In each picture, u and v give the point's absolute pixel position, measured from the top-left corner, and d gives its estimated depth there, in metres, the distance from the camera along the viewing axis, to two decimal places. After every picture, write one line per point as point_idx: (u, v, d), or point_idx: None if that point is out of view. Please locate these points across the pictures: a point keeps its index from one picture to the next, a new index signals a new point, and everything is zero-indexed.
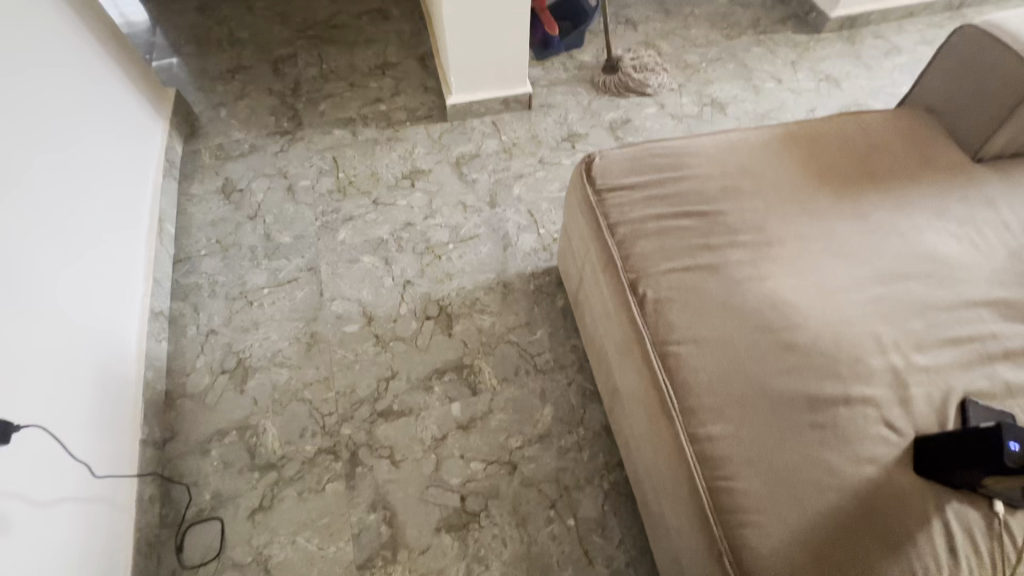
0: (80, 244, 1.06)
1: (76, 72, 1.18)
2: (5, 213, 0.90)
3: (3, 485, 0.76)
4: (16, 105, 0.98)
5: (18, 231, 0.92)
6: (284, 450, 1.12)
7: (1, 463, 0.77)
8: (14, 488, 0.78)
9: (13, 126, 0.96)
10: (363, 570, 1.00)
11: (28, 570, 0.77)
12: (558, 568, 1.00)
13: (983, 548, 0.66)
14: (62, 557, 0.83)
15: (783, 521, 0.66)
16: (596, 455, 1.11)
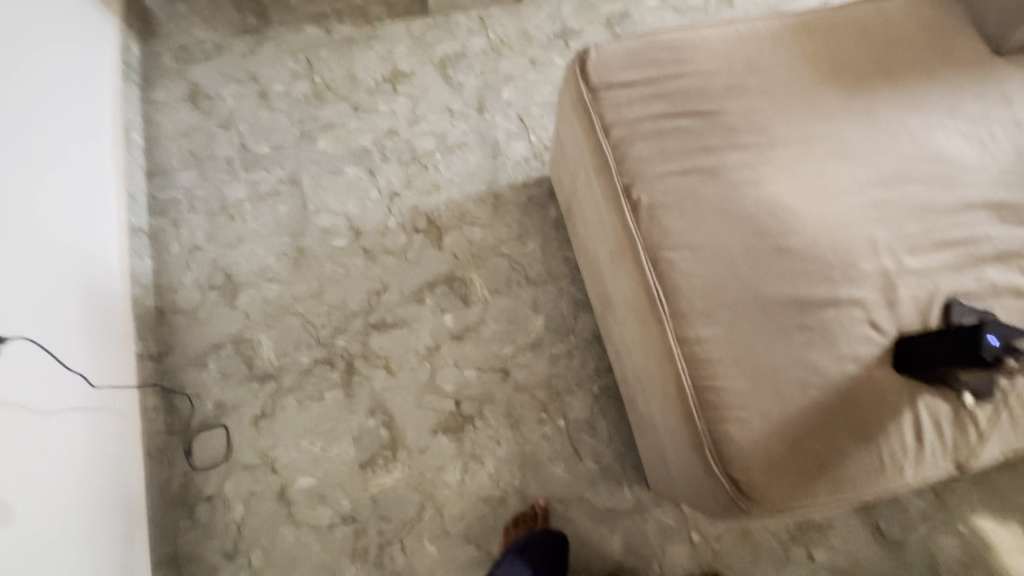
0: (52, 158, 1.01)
1: None
2: None
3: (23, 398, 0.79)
4: None
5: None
6: (281, 362, 1.14)
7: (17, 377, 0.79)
8: (31, 400, 0.81)
9: None
10: (366, 468, 1.06)
11: (54, 472, 0.82)
12: (550, 463, 1.06)
13: (948, 436, 0.70)
14: (83, 460, 0.88)
15: (765, 416, 0.69)
16: (586, 362, 1.15)
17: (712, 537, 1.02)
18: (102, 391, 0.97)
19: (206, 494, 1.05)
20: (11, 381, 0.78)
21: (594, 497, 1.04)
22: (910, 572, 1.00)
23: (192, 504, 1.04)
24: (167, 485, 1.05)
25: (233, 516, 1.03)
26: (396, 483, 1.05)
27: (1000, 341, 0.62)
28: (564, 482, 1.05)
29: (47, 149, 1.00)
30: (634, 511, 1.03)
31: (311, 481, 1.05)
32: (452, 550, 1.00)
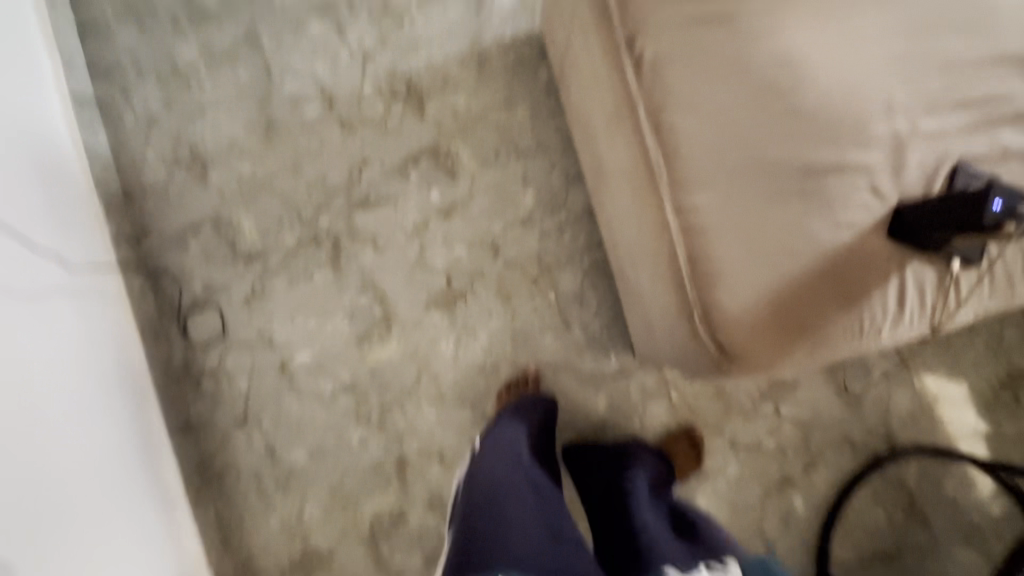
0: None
1: None
2: None
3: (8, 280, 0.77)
4: None
5: None
6: (264, 241, 1.11)
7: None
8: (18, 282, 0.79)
9: None
10: (362, 342, 1.09)
11: (57, 348, 0.83)
12: (540, 334, 1.10)
13: (929, 300, 0.72)
14: (81, 337, 0.89)
15: (755, 283, 0.69)
16: (577, 237, 1.13)
17: (690, 396, 1.10)
18: (82, 271, 0.94)
19: (208, 370, 1.08)
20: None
21: (582, 364, 1.10)
22: (863, 421, 1.11)
23: (196, 378, 1.08)
24: (169, 362, 1.07)
25: (238, 388, 1.08)
26: (393, 355, 1.08)
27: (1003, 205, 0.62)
28: (553, 351, 1.10)
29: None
30: (619, 375, 1.10)
31: (309, 355, 1.08)
32: (450, 413, 1.08)
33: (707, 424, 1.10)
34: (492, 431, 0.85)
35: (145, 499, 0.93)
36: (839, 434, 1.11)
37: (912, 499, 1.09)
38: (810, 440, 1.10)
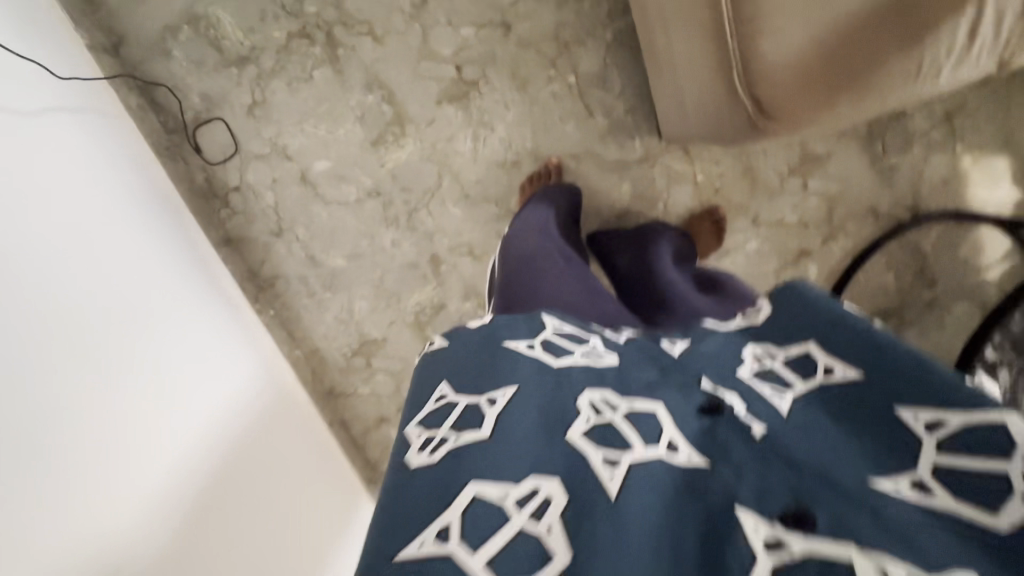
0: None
1: None
2: None
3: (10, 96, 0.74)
4: None
5: None
6: (251, 41, 1.01)
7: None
8: (19, 97, 0.75)
9: None
10: (378, 146, 1.06)
11: (82, 166, 0.83)
12: (560, 123, 1.05)
13: (1004, 31, 0.63)
14: (98, 151, 0.88)
15: (806, 23, 0.60)
16: (598, 4, 0.99)
17: (716, 177, 1.08)
18: (72, 85, 0.88)
19: (233, 186, 1.09)
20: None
21: (605, 152, 1.06)
22: (894, 191, 1.09)
23: (223, 195, 1.09)
24: (192, 181, 1.08)
25: (266, 202, 1.10)
26: (410, 157, 1.06)
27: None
28: (575, 140, 1.06)
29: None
30: (644, 161, 1.07)
31: (327, 163, 1.07)
32: (476, 210, 1.10)
33: (732, 204, 1.10)
34: (521, 215, 0.93)
35: (217, 304, 1.03)
36: (866, 205, 1.10)
37: (925, 262, 1.14)
38: (834, 214, 1.10)
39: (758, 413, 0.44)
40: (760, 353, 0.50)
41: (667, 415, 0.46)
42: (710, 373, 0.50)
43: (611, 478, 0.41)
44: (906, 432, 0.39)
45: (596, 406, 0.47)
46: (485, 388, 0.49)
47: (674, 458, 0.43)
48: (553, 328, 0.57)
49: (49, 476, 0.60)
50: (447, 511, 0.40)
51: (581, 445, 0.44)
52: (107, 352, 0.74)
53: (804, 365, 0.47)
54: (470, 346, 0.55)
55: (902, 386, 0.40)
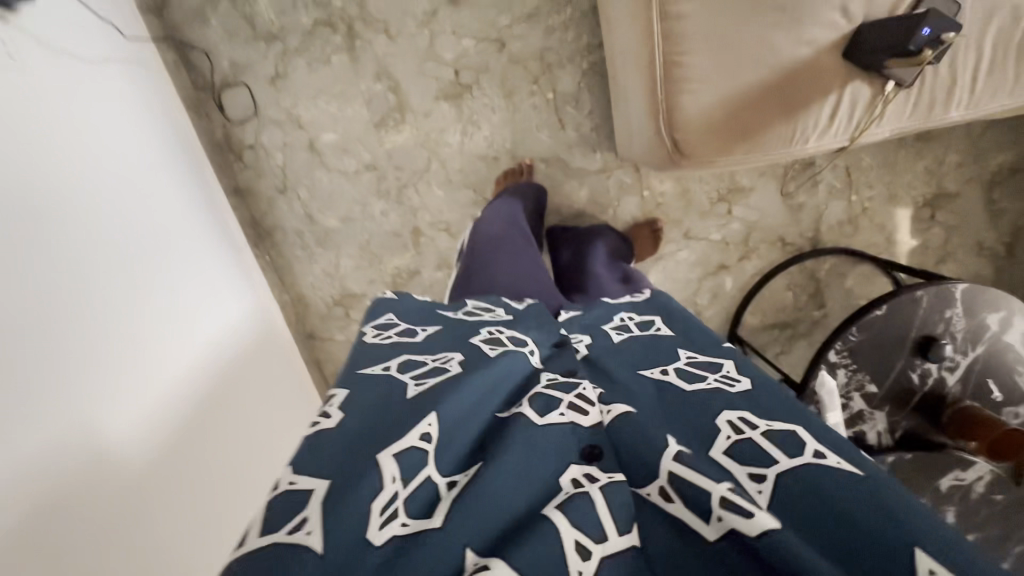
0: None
1: None
2: None
3: (73, 50, 0.89)
4: None
5: None
6: (281, 21, 1.16)
7: (61, 30, 0.87)
8: (81, 54, 0.91)
9: None
10: (379, 127, 1.23)
11: (126, 116, 0.98)
12: (536, 130, 1.24)
13: (858, 114, 0.87)
14: (140, 103, 1.03)
15: (714, 90, 0.83)
16: (580, 37, 1.18)
17: (659, 194, 1.30)
18: (123, 40, 1.03)
19: (247, 144, 1.25)
20: (55, 32, 0.86)
21: (571, 160, 1.27)
22: (799, 226, 1.34)
23: (238, 150, 1.25)
24: (212, 134, 1.23)
25: (276, 161, 1.26)
26: (407, 141, 1.24)
27: (931, 33, 0.75)
28: (546, 146, 1.26)
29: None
30: (601, 172, 1.28)
31: (333, 136, 1.24)
32: (456, 194, 1.29)
33: (669, 218, 1.32)
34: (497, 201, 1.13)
35: (224, 247, 1.20)
36: (776, 234, 1.34)
37: (817, 286, 1.39)
38: (750, 238, 1.34)
39: (591, 347, 0.67)
40: (625, 315, 0.74)
41: (534, 342, 0.65)
42: (576, 322, 0.73)
43: (488, 347, 0.61)
44: (676, 355, 0.65)
45: (491, 328, 0.66)
46: (418, 325, 0.68)
47: (529, 358, 0.62)
48: (472, 304, 0.75)
49: (90, 352, 0.77)
50: (388, 361, 0.60)
51: (477, 344, 0.62)
52: (139, 269, 0.91)
53: (645, 325, 0.72)
54: (411, 302, 0.73)
55: (693, 343, 0.67)
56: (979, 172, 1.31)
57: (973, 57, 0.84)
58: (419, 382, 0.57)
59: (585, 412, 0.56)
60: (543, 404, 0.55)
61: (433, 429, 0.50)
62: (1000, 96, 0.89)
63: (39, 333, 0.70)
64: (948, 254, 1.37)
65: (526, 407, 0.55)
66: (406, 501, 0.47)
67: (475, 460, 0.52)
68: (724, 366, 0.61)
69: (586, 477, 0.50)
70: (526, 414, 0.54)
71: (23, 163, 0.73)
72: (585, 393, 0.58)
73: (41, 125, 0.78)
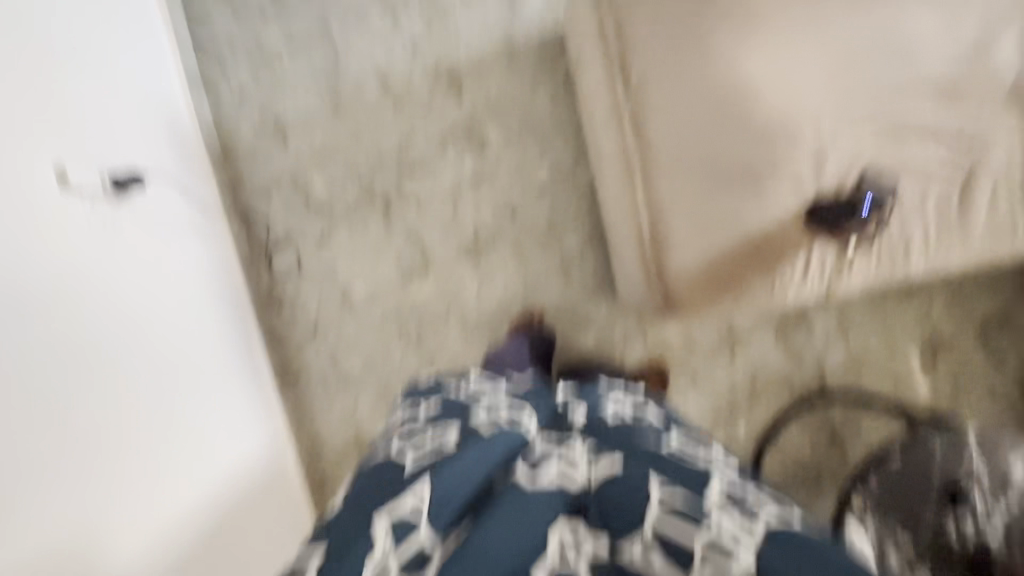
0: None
1: None
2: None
3: (163, 222, 1.10)
4: None
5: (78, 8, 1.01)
6: (331, 195, 1.39)
7: (154, 207, 1.09)
8: (167, 225, 1.11)
9: None
10: (405, 280, 1.39)
11: (193, 271, 1.16)
12: (546, 282, 1.38)
13: (828, 269, 0.99)
14: (206, 261, 1.22)
15: (694, 252, 0.97)
16: (582, 206, 1.38)
17: (662, 339, 1.38)
18: (203, 212, 1.26)
19: (288, 295, 1.40)
20: (151, 209, 1.08)
21: (578, 308, 1.38)
22: (803, 369, 1.38)
23: (278, 301, 1.40)
24: (258, 286, 1.40)
25: (310, 310, 1.40)
26: (429, 292, 1.38)
27: (869, 206, 0.93)
28: (555, 297, 1.38)
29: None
30: (606, 319, 1.38)
31: (364, 288, 1.39)
32: (470, 339, 1.39)
33: (675, 362, 1.38)
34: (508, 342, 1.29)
35: (253, 384, 1.28)
36: (782, 377, 1.37)
37: (834, 432, 1.37)
38: (756, 381, 1.37)
39: (590, 416, 0.82)
40: (623, 397, 0.90)
41: (532, 412, 0.82)
42: (574, 396, 0.88)
43: (483, 422, 0.77)
44: (664, 431, 0.80)
45: (492, 402, 0.83)
46: (429, 401, 0.87)
47: (523, 433, 0.77)
48: (477, 377, 0.92)
49: (100, 479, 0.82)
50: (402, 437, 0.79)
51: (475, 420, 0.79)
52: (174, 400, 1.00)
53: (641, 407, 0.87)
54: (420, 391, 0.91)
55: (683, 427, 0.83)
56: (968, 318, 1.37)
57: (920, 221, 0.98)
58: (420, 456, 0.74)
59: (572, 479, 0.70)
60: (537, 469, 0.71)
61: (423, 501, 0.67)
62: (956, 252, 0.99)
63: (61, 463, 0.77)
64: (961, 399, 1.37)
65: (518, 475, 0.70)
66: (400, 564, 0.63)
67: (463, 520, 0.68)
68: (714, 449, 0.78)
69: (572, 537, 0.65)
70: (517, 481, 0.69)
71: (95, 310, 0.87)
72: (576, 456, 0.74)
73: (124, 279, 0.95)
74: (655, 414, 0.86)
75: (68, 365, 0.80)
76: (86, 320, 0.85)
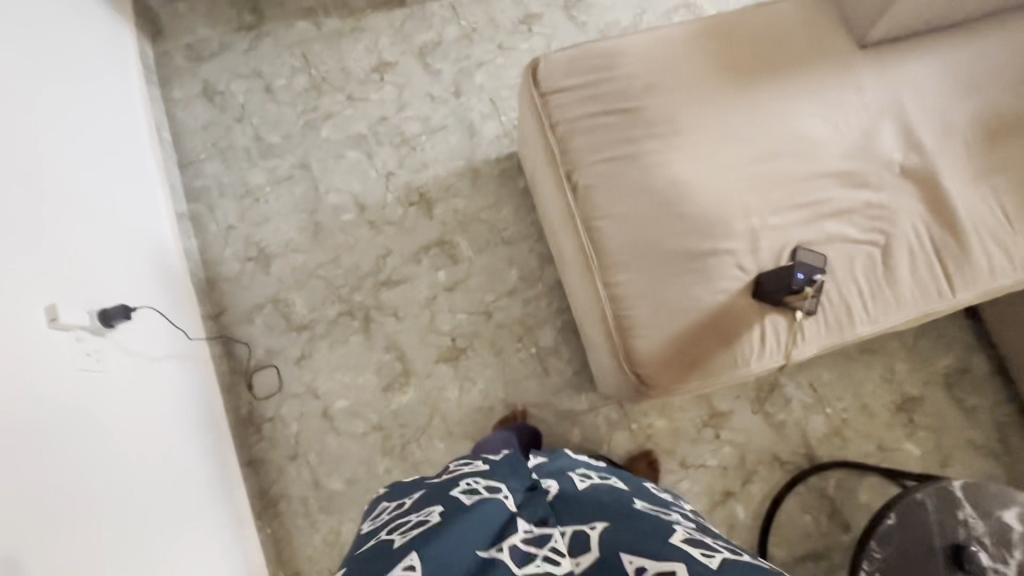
0: (98, 152, 1.22)
1: (70, 17, 1.28)
2: (69, 158, 1.12)
3: (147, 350, 1.13)
4: (44, 56, 1.13)
5: (79, 166, 1.14)
6: (312, 314, 1.44)
7: (140, 335, 1.13)
8: (150, 352, 1.14)
9: (50, 80, 1.13)
10: (387, 390, 1.40)
11: (174, 397, 1.17)
12: (525, 379, 1.41)
13: (784, 337, 1.05)
14: (187, 386, 1.23)
15: (658, 332, 1.04)
16: (552, 302, 1.46)
17: (646, 425, 1.39)
18: (187, 339, 1.30)
19: (268, 416, 1.39)
20: (136, 338, 1.11)
21: (559, 402, 1.40)
22: (788, 442, 1.38)
23: (258, 423, 1.38)
24: (238, 410, 1.38)
25: (291, 430, 1.38)
26: (411, 400, 1.39)
27: (805, 276, 1.00)
28: (536, 393, 1.40)
29: (85, 135, 1.19)
30: (588, 410, 1.40)
31: (345, 402, 1.39)
32: (456, 444, 1.37)
33: (663, 448, 1.38)
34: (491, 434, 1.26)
35: (229, 513, 1.22)
36: (769, 452, 1.38)
37: (834, 505, 1.34)
38: (745, 460, 1.37)
39: (560, 488, 0.82)
40: (587, 471, 0.90)
41: (508, 489, 0.80)
42: (544, 469, 0.89)
43: (463, 497, 0.76)
44: (632, 497, 0.82)
45: (470, 479, 0.81)
46: (407, 493, 0.85)
47: (504, 502, 0.76)
48: (457, 463, 0.92)
49: None
50: (383, 528, 0.76)
51: (457, 495, 0.77)
52: (147, 533, 0.95)
53: (605, 476, 0.89)
54: (403, 487, 0.89)
55: (644, 494, 0.86)
56: (931, 375, 1.43)
57: (854, 287, 1.08)
58: (406, 533, 0.71)
59: (558, 562, 0.68)
60: (521, 559, 0.69)
61: (415, 561, 0.65)
62: (893, 312, 1.08)
63: None
64: (947, 457, 1.38)
65: (507, 556, 0.68)
66: None
67: None
68: (674, 513, 0.81)
69: None
70: (507, 563, 0.67)
71: (73, 443, 0.87)
72: (556, 536, 0.72)
73: (104, 408, 0.96)
74: (618, 482, 0.87)
75: (43, 503, 0.77)
76: (65, 451, 0.85)
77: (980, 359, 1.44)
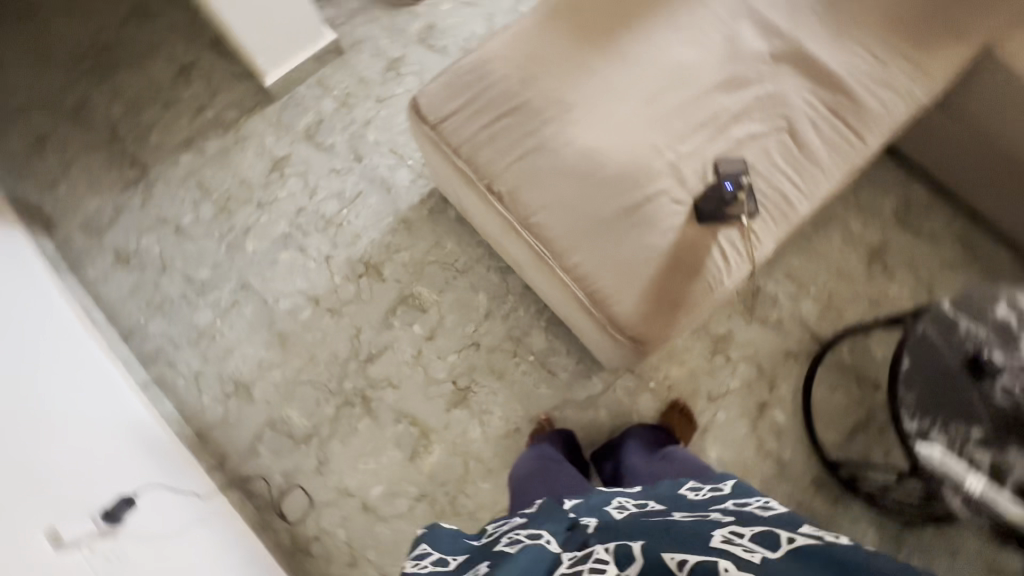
0: (38, 360, 1.19)
1: None
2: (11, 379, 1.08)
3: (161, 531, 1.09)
4: None
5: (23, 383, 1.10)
6: (311, 420, 1.42)
7: (149, 519, 1.08)
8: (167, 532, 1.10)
9: None
10: (413, 458, 1.38)
11: (208, 563, 1.11)
12: (537, 388, 1.42)
13: (743, 246, 1.10)
14: (219, 546, 1.18)
15: (631, 293, 1.06)
16: (529, 307, 1.48)
17: (662, 378, 1.41)
18: (202, 501, 1.25)
19: (312, 535, 1.35)
20: (146, 524, 1.07)
21: (576, 394, 1.41)
22: (792, 335, 1.43)
23: (305, 546, 1.34)
24: (280, 542, 1.34)
25: (340, 537, 1.34)
26: (440, 456, 1.38)
27: (732, 185, 1.06)
28: (551, 396, 1.41)
29: (20, 350, 1.16)
30: (605, 390, 1.41)
31: (380, 487, 1.37)
32: (500, 477, 1.36)
33: (687, 392, 1.40)
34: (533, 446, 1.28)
35: None
36: (781, 351, 1.42)
37: (857, 373, 1.39)
38: (763, 368, 1.41)
39: (598, 521, 0.82)
40: (623, 501, 0.91)
41: (548, 531, 0.80)
42: (580, 507, 0.88)
43: (508, 547, 0.77)
44: (669, 513, 0.83)
45: (512, 531, 0.83)
46: (453, 550, 0.85)
47: (547, 545, 0.76)
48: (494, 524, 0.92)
49: None
50: None
51: (501, 547, 0.78)
52: None
53: (641, 504, 0.89)
54: (441, 532, 0.88)
55: (679, 504, 0.86)
56: (885, 220, 1.50)
57: (781, 174, 1.13)
58: None
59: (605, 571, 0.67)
60: None
61: None
62: (822, 182, 1.14)
63: None
64: (930, 285, 1.45)
65: None
66: None
67: None
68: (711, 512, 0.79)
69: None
70: None
71: None
72: (599, 551, 0.72)
73: None
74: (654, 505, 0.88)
75: None
76: None
77: (919, 188, 1.52)
